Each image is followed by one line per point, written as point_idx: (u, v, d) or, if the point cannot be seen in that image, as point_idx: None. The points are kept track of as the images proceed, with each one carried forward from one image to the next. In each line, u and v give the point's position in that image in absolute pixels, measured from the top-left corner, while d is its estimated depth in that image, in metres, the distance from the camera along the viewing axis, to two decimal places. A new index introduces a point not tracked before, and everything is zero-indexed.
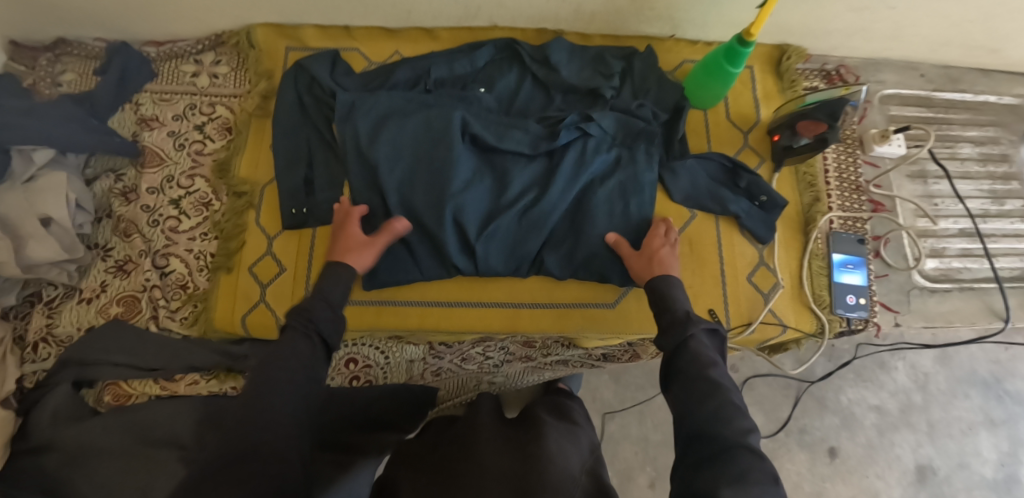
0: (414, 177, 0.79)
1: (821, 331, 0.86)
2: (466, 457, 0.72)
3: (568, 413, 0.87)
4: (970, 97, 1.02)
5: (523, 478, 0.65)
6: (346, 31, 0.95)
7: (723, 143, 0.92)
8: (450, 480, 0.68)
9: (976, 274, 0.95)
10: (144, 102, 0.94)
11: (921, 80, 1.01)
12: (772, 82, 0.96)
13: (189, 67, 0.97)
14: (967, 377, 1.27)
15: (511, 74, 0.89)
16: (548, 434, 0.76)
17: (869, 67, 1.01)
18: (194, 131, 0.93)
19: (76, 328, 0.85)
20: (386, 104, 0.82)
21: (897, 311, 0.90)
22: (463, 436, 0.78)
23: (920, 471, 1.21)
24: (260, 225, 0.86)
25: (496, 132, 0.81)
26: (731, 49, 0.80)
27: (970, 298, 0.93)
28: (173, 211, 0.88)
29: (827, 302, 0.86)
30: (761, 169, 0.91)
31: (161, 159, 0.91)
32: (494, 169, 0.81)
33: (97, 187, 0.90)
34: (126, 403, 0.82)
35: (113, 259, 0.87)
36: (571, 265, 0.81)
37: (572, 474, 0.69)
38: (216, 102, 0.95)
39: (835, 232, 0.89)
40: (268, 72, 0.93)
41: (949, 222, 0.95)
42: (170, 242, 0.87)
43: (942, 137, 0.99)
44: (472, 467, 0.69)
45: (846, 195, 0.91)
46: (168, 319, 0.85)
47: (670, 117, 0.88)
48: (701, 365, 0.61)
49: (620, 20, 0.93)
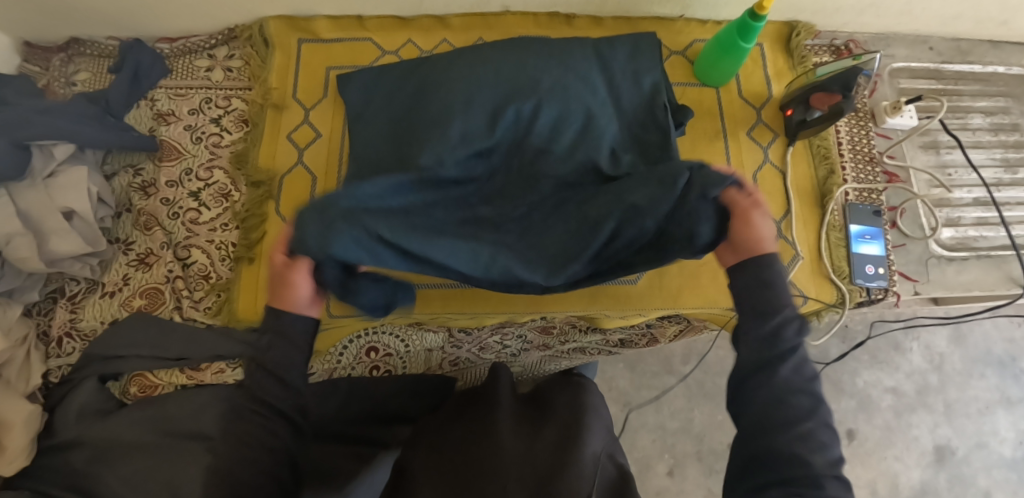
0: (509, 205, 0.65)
1: (842, 302, 0.86)
2: (482, 434, 0.70)
3: (576, 385, 0.86)
4: (979, 68, 1.02)
5: (531, 451, 0.66)
6: (358, 21, 0.96)
7: (736, 121, 0.92)
8: (461, 462, 0.67)
9: (993, 242, 0.95)
10: (159, 97, 0.95)
11: (929, 53, 1.02)
12: (783, 59, 0.97)
13: (202, 62, 0.97)
14: (982, 356, 1.27)
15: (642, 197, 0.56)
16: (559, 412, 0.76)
17: (878, 42, 1.01)
18: (210, 124, 0.94)
19: (100, 322, 0.85)
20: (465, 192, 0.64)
21: (916, 280, 0.90)
22: (478, 411, 0.78)
23: (939, 451, 1.21)
24: (281, 213, 0.87)
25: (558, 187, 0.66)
26: (743, 24, 0.81)
27: (988, 267, 0.93)
28: (193, 203, 0.89)
29: (847, 273, 0.86)
30: (775, 145, 0.91)
31: (178, 153, 0.92)
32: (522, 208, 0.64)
33: (116, 182, 0.90)
34: (152, 394, 0.82)
35: (134, 252, 0.88)
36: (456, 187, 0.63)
37: (597, 458, 0.67)
38: (231, 95, 0.96)
39: (852, 203, 0.89)
40: (282, 66, 0.94)
41: (964, 191, 0.95)
42: (191, 234, 0.88)
43: (953, 108, 0.99)
44: (486, 445, 0.68)
45: (861, 166, 0.92)
46: (191, 309, 0.85)
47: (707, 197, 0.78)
48: (801, 378, 0.51)
49: (631, 2, 0.94)
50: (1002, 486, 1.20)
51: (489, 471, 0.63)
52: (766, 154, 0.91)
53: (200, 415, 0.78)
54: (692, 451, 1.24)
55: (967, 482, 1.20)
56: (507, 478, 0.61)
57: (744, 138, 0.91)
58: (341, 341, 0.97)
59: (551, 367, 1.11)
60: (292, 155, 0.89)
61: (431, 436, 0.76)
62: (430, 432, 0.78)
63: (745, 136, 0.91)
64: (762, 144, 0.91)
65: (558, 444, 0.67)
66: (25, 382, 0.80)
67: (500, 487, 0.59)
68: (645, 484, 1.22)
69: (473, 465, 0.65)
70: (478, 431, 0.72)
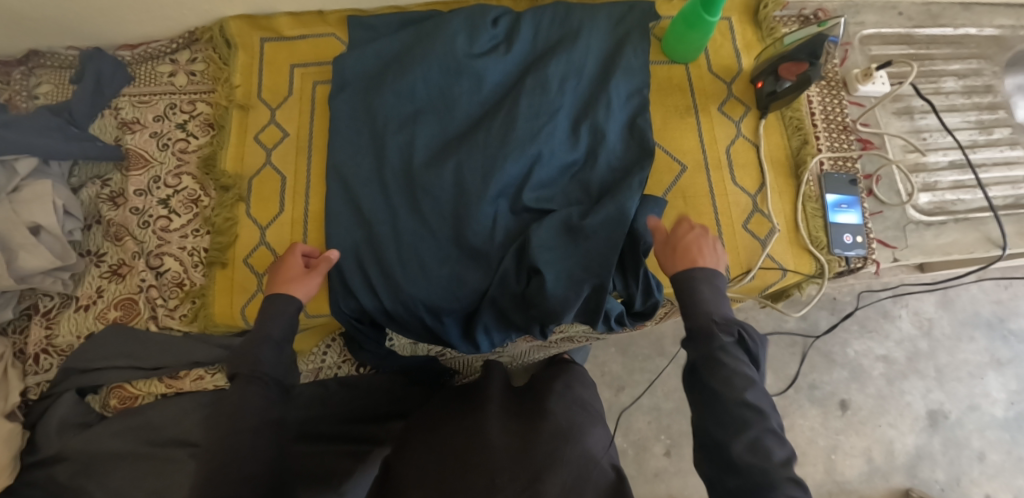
0: (456, 290, 0.78)
1: (821, 273, 0.85)
2: (471, 430, 0.67)
3: (573, 376, 0.82)
4: (950, 31, 1.01)
5: (526, 448, 0.62)
6: (319, 16, 0.94)
7: (707, 96, 0.91)
8: (453, 465, 0.62)
9: (971, 205, 0.93)
10: (123, 106, 0.94)
11: (900, 18, 1.01)
12: (751, 32, 0.96)
13: (165, 67, 0.96)
14: (970, 320, 1.27)
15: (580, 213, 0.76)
16: (554, 403, 0.72)
17: (847, 10, 1.00)
18: (176, 129, 0.92)
19: (76, 336, 0.84)
20: (451, 274, 0.78)
21: (895, 247, 0.89)
22: (473, 407, 0.73)
23: (932, 415, 1.22)
24: (252, 216, 0.86)
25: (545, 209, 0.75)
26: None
27: (966, 229, 0.91)
28: (163, 210, 0.88)
29: (825, 243, 0.85)
30: (747, 118, 0.91)
31: (145, 161, 0.90)
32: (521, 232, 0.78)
33: (84, 194, 0.89)
34: (131, 405, 0.81)
35: (107, 264, 0.87)
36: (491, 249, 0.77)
37: (597, 461, 0.64)
38: (196, 100, 0.94)
39: (827, 173, 0.89)
40: (246, 67, 0.93)
41: (939, 155, 0.94)
42: (162, 242, 0.86)
43: (925, 73, 0.99)
44: (480, 447, 0.63)
45: (835, 135, 0.91)
46: (167, 318, 0.84)
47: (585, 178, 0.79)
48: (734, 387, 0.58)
49: None
50: (996, 446, 1.21)
51: (482, 469, 0.59)
52: (739, 128, 0.90)
53: (186, 421, 0.76)
54: (687, 429, 1.24)
55: (961, 444, 1.21)
56: (501, 483, 0.56)
57: (716, 113, 0.90)
58: (323, 341, 0.94)
59: (540, 353, 1.03)
60: (260, 155, 0.88)
61: (422, 437, 0.71)
62: (418, 434, 0.73)
63: (717, 111, 0.91)
64: (735, 118, 0.90)
65: (553, 439, 0.63)
66: (4, 400, 0.79)
67: (490, 485, 0.56)
68: (643, 465, 1.22)
69: (462, 460, 0.62)
70: (469, 428, 0.68)
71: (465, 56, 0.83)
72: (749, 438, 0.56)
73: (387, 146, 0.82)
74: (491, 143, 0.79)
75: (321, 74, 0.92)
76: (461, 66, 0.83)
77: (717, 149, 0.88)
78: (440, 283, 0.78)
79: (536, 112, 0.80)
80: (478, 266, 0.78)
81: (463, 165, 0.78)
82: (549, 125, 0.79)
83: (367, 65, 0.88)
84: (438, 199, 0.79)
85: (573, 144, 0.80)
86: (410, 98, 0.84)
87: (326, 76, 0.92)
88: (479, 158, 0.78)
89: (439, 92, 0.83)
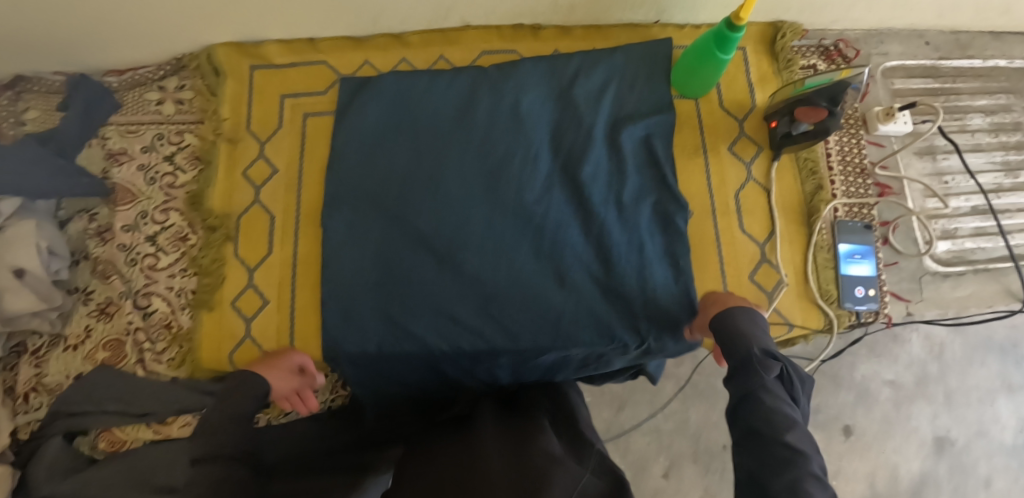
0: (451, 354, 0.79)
1: (829, 327, 0.81)
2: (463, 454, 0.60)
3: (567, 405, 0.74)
4: (979, 63, 0.94)
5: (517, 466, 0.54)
6: (310, 43, 0.90)
7: (717, 134, 0.86)
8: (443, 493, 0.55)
9: (991, 253, 0.88)
10: (110, 136, 0.91)
11: (926, 48, 0.94)
12: (767, 63, 0.90)
13: (153, 94, 0.92)
14: (982, 344, 1.22)
15: (575, 284, 0.79)
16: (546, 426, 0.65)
17: (871, 38, 0.94)
18: (163, 162, 0.89)
19: (65, 376, 0.83)
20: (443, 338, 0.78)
21: (908, 301, 0.84)
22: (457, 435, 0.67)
23: (939, 441, 1.19)
24: (241, 257, 0.83)
25: (538, 281, 0.79)
26: (720, 34, 0.76)
27: (985, 281, 0.87)
28: (150, 247, 0.85)
29: (835, 296, 0.81)
30: (759, 160, 0.86)
31: (133, 195, 0.88)
32: (516, 298, 0.78)
33: (71, 229, 0.87)
34: (121, 449, 0.80)
35: (95, 302, 0.85)
36: (483, 314, 0.78)
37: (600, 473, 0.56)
38: (183, 130, 0.90)
39: (840, 220, 0.84)
40: (235, 98, 0.90)
41: (961, 199, 0.89)
42: (150, 281, 0.84)
43: (951, 109, 0.92)
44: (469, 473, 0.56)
45: (851, 179, 0.86)
46: (155, 363, 0.82)
47: (583, 247, 0.80)
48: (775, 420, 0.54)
49: (602, 9, 0.87)
50: (1003, 473, 1.18)
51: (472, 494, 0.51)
52: (750, 171, 0.85)
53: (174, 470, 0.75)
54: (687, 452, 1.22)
55: (966, 470, 1.18)
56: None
57: (725, 153, 0.86)
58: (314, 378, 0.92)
59: None
60: (249, 195, 0.85)
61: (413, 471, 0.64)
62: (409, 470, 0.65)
63: (726, 151, 0.86)
64: (745, 160, 0.86)
65: (545, 456, 0.56)
66: None
67: None
68: (640, 487, 1.21)
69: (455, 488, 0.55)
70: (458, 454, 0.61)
71: (469, 120, 0.85)
72: (787, 477, 0.51)
73: (386, 205, 0.82)
74: (490, 210, 0.81)
75: (312, 106, 0.89)
76: (463, 130, 0.84)
77: (726, 193, 0.84)
78: (431, 347, 0.78)
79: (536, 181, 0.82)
80: (472, 328, 0.78)
81: (459, 234, 0.81)
82: (546, 195, 0.81)
83: (369, 122, 0.86)
84: (435, 263, 0.80)
85: (573, 209, 0.82)
86: (410, 158, 0.84)
87: (317, 108, 0.89)
88: (480, 230, 0.81)
89: (440, 153, 0.84)
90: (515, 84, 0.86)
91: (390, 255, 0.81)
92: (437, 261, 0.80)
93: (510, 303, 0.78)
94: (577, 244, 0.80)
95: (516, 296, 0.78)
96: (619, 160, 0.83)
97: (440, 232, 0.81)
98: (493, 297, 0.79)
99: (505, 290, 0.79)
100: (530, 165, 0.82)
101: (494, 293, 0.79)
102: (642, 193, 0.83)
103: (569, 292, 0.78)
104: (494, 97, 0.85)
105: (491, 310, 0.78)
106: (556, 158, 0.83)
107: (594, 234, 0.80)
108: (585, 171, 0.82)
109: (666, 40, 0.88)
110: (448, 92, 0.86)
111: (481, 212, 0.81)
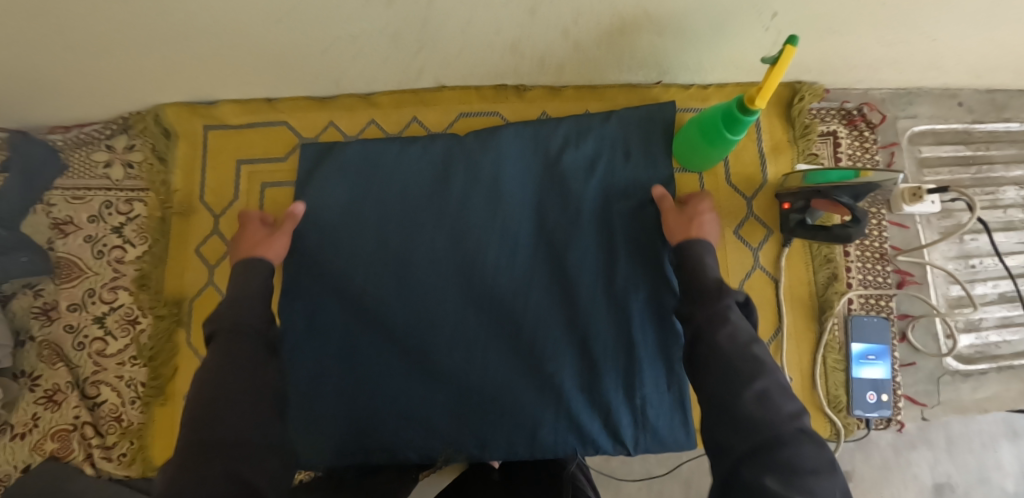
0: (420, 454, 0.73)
1: (836, 435, 0.74)
2: None
3: None
4: (1017, 126, 0.84)
5: None
6: (269, 103, 0.81)
7: (721, 215, 0.77)
8: None
9: (1017, 347, 0.80)
10: (55, 202, 0.83)
11: (958, 110, 0.83)
12: (781, 130, 0.80)
13: (100, 155, 0.84)
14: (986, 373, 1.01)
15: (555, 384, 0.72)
16: None
17: (897, 98, 0.83)
18: (112, 234, 0.82)
19: (11, 466, 0.76)
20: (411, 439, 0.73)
21: (924, 404, 0.77)
22: None
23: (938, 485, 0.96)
24: (194, 346, 0.77)
25: (515, 382, 0.72)
26: (730, 113, 0.66)
27: (1009, 379, 0.79)
28: (98, 330, 0.79)
29: (843, 402, 0.74)
30: (768, 244, 0.77)
31: (80, 271, 0.81)
32: (490, 400, 0.72)
33: (15, 306, 0.80)
34: None
35: (41, 388, 0.78)
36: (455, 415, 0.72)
37: None
38: (133, 198, 0.83)
39: (855, 315, 0.75)
40: (187, 164, 0.82)
41: (988, 285, 0.80)
42: (99, 368, 0.78)
43: (982, 180, 0.82)
44: None
45: (869, 266, 0.77)
46: (104, 460, 0.76)
47: (566, 343, 0.73)
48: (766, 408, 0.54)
49: (595, 70, 0.76)
50: None
51: None
52: (757, 257, 0.76)
53: None
54: None
55: None
56: None
57: (730, 237, 0.77)
58: None
59: None
60: (202, 277, 0.79)
61: None
62: None
63: (731, 234, 0.77)
64: (752, 245, 0.77)
65: None
66: None
67: None
68: None
69: None
70: None
71: (443, 195, 0.76)
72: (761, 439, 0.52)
73: (349, 291, 0.74)
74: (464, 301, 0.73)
75: (272, 175, 0.81)
76: (437, 206, 0.76)
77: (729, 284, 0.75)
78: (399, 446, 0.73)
79: (516, 267, 0.74)
80: (442, 429, 0.72)
81: (429, 327, 0.73)
82: (527, 284, 0.73)
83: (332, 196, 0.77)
84: (403, 358, 0.73)
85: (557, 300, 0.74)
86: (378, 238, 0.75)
87: (277, 177, 0.81)
88: (452, 322, 0.73)
89: (410, 233, 0.75)
90: (496, 154, 0.77)
91: (355, 347, 0.74)
92: (405, 356, 0.73)
93: (484, 403, 0.72)
94: (559, 341, 0.73)
95: (490, 397, 0.72)
96: (607, 244, 0.75)
97: (409, 323, 0.73)
98: (466, 396, 0.72)
99: (479, 390, 0.72)
100: (510, 250, 0.74)
101: (467, 392, 0.72)
102: (635, 284, 0.74)
103: (550, 394, 0.72)
104: (470, 173, 0.76)
105: (463, 411, 0.72)
106: (539, 240, 0.75)
107: (580, 329, 0.73)
108: (571, 257, 0.74)
109: (669, 104, 0.78)
110: (422, 162, 0.77)
111: (456, 304, 0.73)
